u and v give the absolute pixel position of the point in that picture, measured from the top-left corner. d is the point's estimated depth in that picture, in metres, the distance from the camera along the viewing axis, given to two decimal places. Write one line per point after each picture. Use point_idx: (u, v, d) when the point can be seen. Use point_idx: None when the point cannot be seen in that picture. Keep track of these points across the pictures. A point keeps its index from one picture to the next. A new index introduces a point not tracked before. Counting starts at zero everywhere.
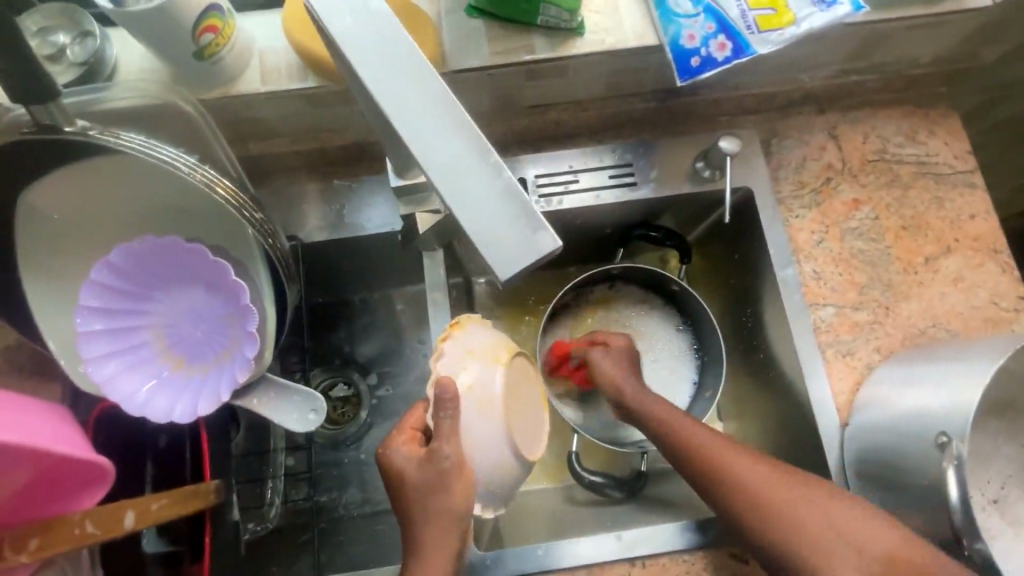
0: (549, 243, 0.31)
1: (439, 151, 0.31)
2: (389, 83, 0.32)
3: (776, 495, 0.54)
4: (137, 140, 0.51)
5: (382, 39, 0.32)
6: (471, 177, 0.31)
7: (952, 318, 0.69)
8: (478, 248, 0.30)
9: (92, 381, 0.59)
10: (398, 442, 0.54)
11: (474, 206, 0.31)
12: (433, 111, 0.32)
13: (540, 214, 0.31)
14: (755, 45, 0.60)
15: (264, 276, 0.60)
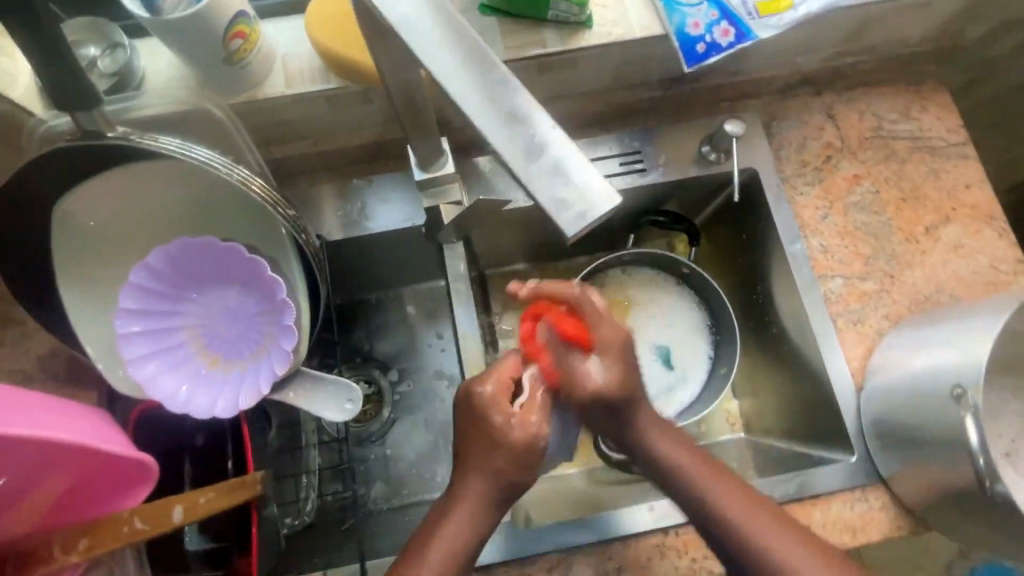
0: (608, 200, 0.33)
1: (503, 123, 0.34)
2: (448, 66, 0.35)
3: (756, 526, 0.56)
4: (173, 143, 0.53)
5: (436, 27, 0.35)
6: (533, 145, 0.34)
7: (955, 284, 0.72)
8: (544, 209, 0.33)
9: (133, 381, 0.60)
10: (491, 388, 0.57)
11: (538, 171, 0.33)
12: (493, 87, 0.34)
13: (599, 174, 0.33)
14: (757, 29, 0.64)
15: (297, 271, 0.62)
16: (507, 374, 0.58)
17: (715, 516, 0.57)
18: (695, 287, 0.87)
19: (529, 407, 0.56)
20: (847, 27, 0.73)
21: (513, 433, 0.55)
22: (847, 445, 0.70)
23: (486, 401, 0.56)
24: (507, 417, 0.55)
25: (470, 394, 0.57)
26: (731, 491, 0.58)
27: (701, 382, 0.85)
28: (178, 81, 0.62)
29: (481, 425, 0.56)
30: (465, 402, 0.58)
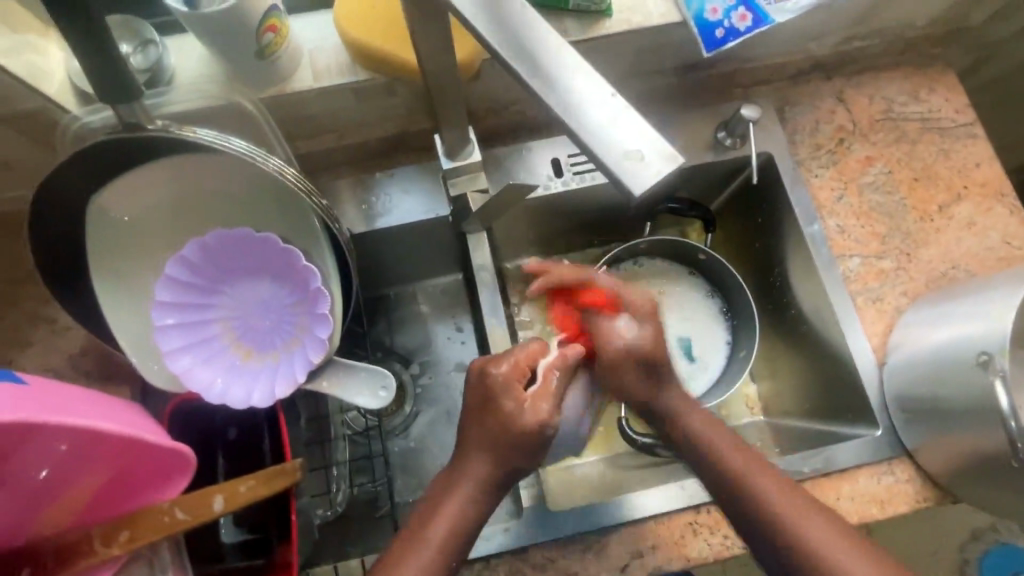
0: (670, 157, 0.33)
1: (564, 91, 0.35)
2: (510, 45, 0.37)
3: (786, 508, 0.56)
4: (209, 135, 0.54)
5: (496, 9, 0.37)
6: (593, 110, 0.35)
7: (970, 260, 0.74)
8: (608, 172, 0.33)
9: (170, 373, 0.61)
10: (504, 369, 0.58)
11: (599, 134, 0.34)
12: (552, 61, 0.36)
13: (660, 134, 0.34)
14: (773, 14, 0.66)
15: (330, 262, 0.62)
16: (523, 359, 0.59)
17: (752, 506, 0.57)
18: (711, 272, 0.89)
19: (540, 394, 0.57)
20: (857, 11, 0.74)
21: (523, 418, 0.55)
22: (870, 420, 0.71)
23: (499, 385, 0.57)
24: (519, 402, 0.56)
25: (484, 378, 0.58)
26: (766, 477, 0.58)
27: (721, 365, 0.86)
28: (207, 76, 0.63)
29: (493, 409, 0.56)
30: (477, 382, 0.59)
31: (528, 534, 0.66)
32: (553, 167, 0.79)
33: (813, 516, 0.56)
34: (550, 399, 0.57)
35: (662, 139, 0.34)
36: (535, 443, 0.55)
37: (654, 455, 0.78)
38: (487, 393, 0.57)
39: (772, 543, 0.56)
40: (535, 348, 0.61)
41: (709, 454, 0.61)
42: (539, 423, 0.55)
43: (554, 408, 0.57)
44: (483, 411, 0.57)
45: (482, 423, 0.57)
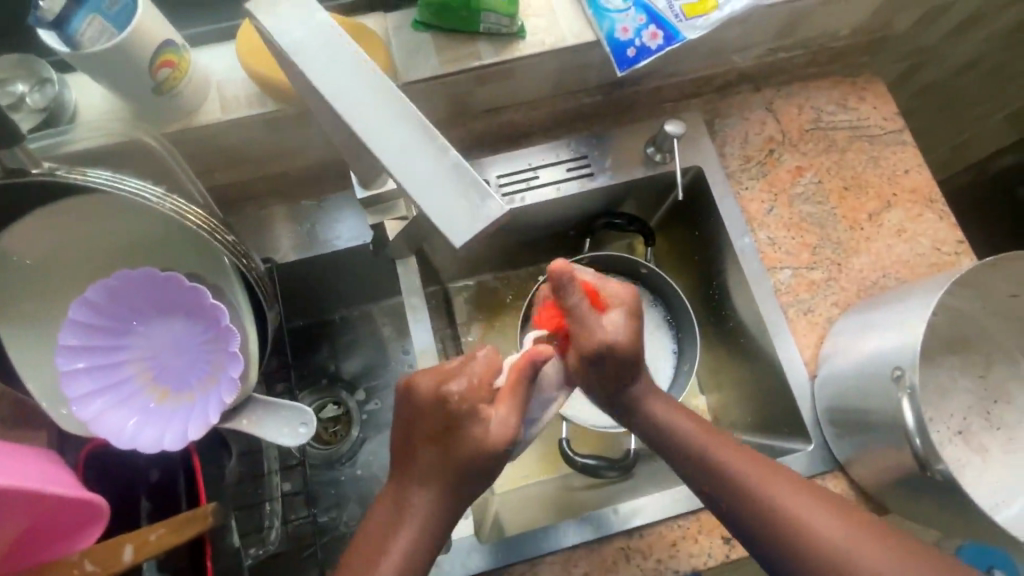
0: (498, 211, 0.33)
1: (391, 140, 0.33)
2: (334, 82, 0.34)
3: (765, 486, 0.55)
4: (102, 176, 0.53)
5: (323, 44, 0.35)
6: (421, 160, 0.33)
7: (900, 267, 0.74)
8: (431, 219, 0.32)
9: (78, 420, 0.58)
10: (460, 387, 0.52)
11: (429, 187, 0.33)
12: (382, 102, 0.34)
13: (488, 185, 0.33)
14: (684, 31, 0.66)
15: (243, 301, 0.61)
16: (480, 377, 0.54)
17: (734, 491, 0.56)
18: (658, 286, 0.87)
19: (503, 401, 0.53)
20: (777, 24, 0.75)
21: (489, 436, 0.52)
22: (804, 434, 0.71)
23: (460, 405, 0.52)
24: (485, 421, 0.52)
25: (441, 401, 0.52)
26: (745, 460, 0.57)
27: (668, 377, 0.84)
28: (113, 112, 0.62)
29: (456, 432, 0.52)
30: (430, 402, 0.53)
31: (459, 567, 0.65)
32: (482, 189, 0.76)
33: (797, 492, 0.55)
34: (515, 408, 0.53)
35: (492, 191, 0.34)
36: (499, 460, 0.53)
37: (596, 476, 0.77)
38: (449, 415, 0.52)
39: (763, 527, 0.54)
40: (493, 359, 0.55)
41: (675, 439, 0.59)
42: (508, 438, 0.52)
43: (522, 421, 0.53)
44: (444, 432, 0.53)
45: (444, 446, 0.53)
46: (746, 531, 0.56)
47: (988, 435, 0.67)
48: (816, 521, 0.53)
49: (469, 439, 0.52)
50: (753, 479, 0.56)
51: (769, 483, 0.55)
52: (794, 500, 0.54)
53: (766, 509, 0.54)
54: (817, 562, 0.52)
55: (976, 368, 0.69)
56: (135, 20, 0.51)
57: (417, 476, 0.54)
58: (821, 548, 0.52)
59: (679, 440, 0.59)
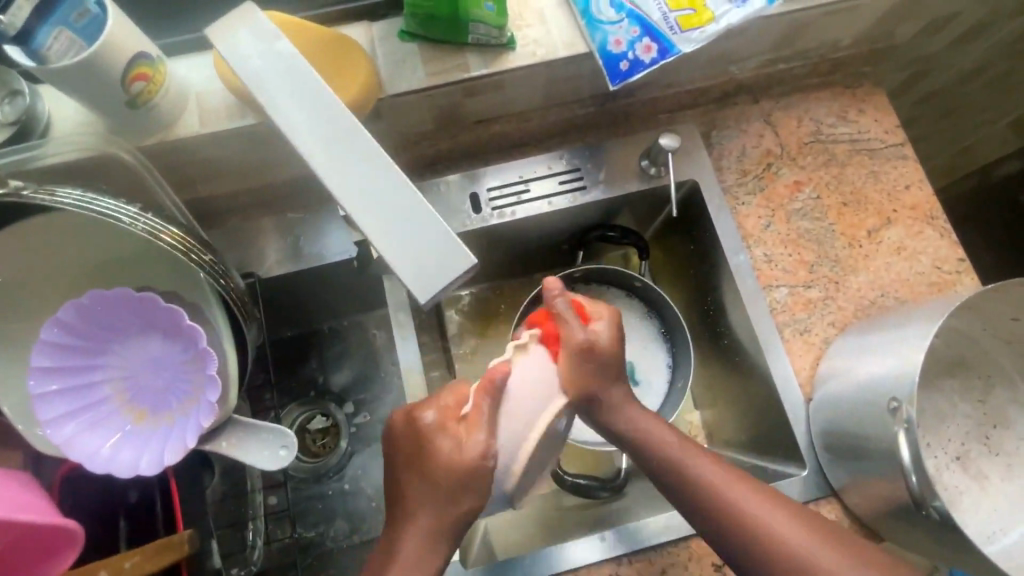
0: (465, 261, 0.34)
1: (361, 186, 0.34)
2: (300, 124, 0.35)
3: (759, 513, 0.54)
4: (73, 196, 0.52)
5: (291, 84, 0.36)
6: (392, 208, 0.34)
7: (899, 286, 0.72)
8: (398, 270, 0.33)
9: (51, 443, 0.56)
10: (432, 414, 0.53)
11: (398, 235, 0.34)
12: (353, 147, 0.35)
13: (457, 236, 0.34)
14: (679, 44, 0.63)
15: (221, 320, 0.59)
16: (450, 403, 0.54)
17: (722, 520, 0.54)
18: (654, 301, 0.84)
19: (473, 421, 0.51)
20: (775, 36, 0.72)
21: (458, 454, 0.50)
22: (799, 458, 0.69)
23: (430, 432, 0.52)
24: (456, 441, 0.51)
25: (412, 425, 0.53)
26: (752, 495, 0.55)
27: (662, 393, 0.82)
28: (88, 124, 0.59)
29: (427, 456, 0.52)
30: (406, 431, 0.54)
31: None
32: (471, 202, 0.74)
33: (802, 531, 0.53)
34: (485, 428, 0.51)
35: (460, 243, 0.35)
36: (476, 475, 0.51)
37: (587, 496, 0.75)
38: (419, 444, 0.53)
39: (750, 560, 0.53)
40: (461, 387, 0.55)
41: (650, 452, 0.58)
42: (480, 453, 0.50)
43: (494, 439, 0.51)
44: (418, 454, 0.52)
45: (420, 475, 0.52)
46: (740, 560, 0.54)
47: (986, 460, 0.65)
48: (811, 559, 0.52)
49: (437, 461, 0.51)
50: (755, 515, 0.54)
51: (773, 517, 0.54)
52: (790, 527, 0.53)
53: (759, 544, 0.53)
54: None
55: (976, 392, 0.67)
56: (106, 33, 0.49)
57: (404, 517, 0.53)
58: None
59: (653, 449, 0.58)
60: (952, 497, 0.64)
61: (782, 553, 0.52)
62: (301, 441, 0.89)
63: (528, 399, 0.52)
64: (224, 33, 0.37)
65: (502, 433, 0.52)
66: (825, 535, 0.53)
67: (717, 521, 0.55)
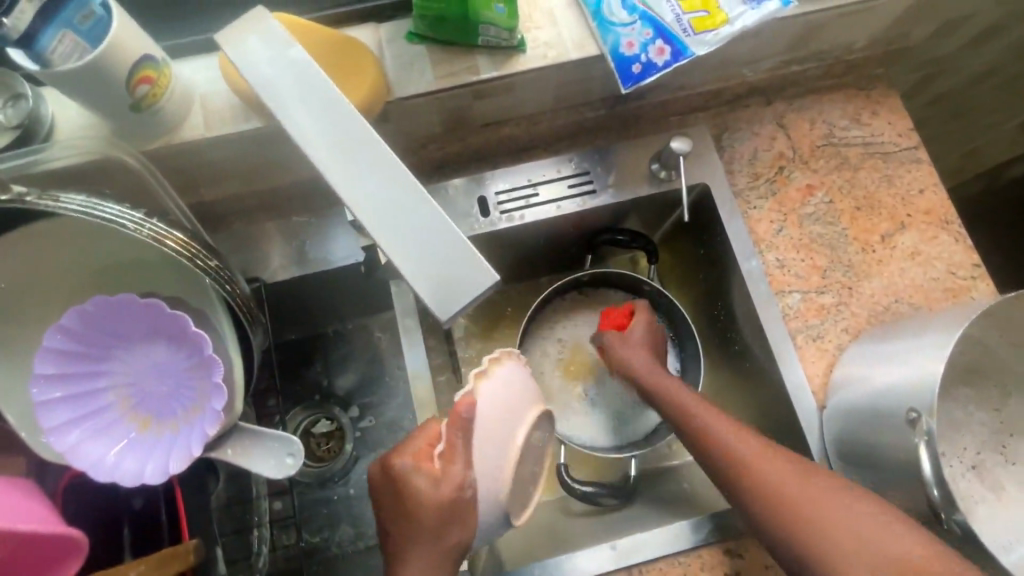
0: (485, 276, 0.34)
1: (376, 200, 0.34)
2: (313, 136, 0.35)
3: (773, 470, 0.57)
4: (77, 201, 0.51)
5: (301, 91, 0.35)
6: (409, 221, 0.34)
7: (914, 292, 0.71)
8: (417, 286, 0.33)
9: (55, 450, 0.55)
10: (407, 459, 0.51)
11: (415, 250, 0.34)
12: (368, 159, 0.34)
13: (475, 250, 0.34)
14: (692, 46, 0.62)
15: (226, 327, 0.59)
16: (424, 445, 0.51)
17: (737, 473, 0.58)
18: (663, 306, 0.83)
19: (448, 457, 0.50)
20: (789, 37, 0.71)
21: (436, 493, 0.49)
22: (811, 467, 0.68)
23: (407, 475, 0.50)
24: (432, 481, 0.49)
25: (387, 471, 0.51)
26: (766, 462, 0.58)
27: None
28: (92, 126, 0.59)
29: (407, 498, 0.50)
30: (384, 479, 0.52)
31: None
32: (479, 206, 0.73)
33: (822, 491, 0.55)
34: (460, 462, 0.50)
35: (479, 257, 0.34)
36: (457, 508, 0.50)
37: (594, 503, 0.75)
38: (398, 490, 0.51)
39: (761, 516, 0.56)
40: (434, 426, 0.53)
41: (669, 406, 0.66)
42: (456, 486, 0.49)
43: (470, 469, 0.50)
44: (400, 500, 0.51)
45: (403, 518, 0.51)
46: (760, 521, 0.56)
47: (1002, 469, 0.64)
48: (817, 512, 0.54)
49: (416, 504, 0.50)
50: (769, 478, 0.57)
51: (777, 473, 0.57)
52: (808, 486, 0.55)
53: (767, 498, 0.56)
54: (835, 546, 0.52)
55: (992, 401, 0.66)
56: (111, 35, 0.49)
57: (410, 539, 0.51)
58: (842, 539, 0.52)
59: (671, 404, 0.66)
60: (968, 507, 0.62)
61: (800, 510, 0.54)
62: (306, 445, 0.88)
63: (496, 422, 0.52)
64: (232, 39, 0.36)
65: (479, 461, 0.51)
66: (850, 497, 0.54)
67: (731, 473, 0.59)
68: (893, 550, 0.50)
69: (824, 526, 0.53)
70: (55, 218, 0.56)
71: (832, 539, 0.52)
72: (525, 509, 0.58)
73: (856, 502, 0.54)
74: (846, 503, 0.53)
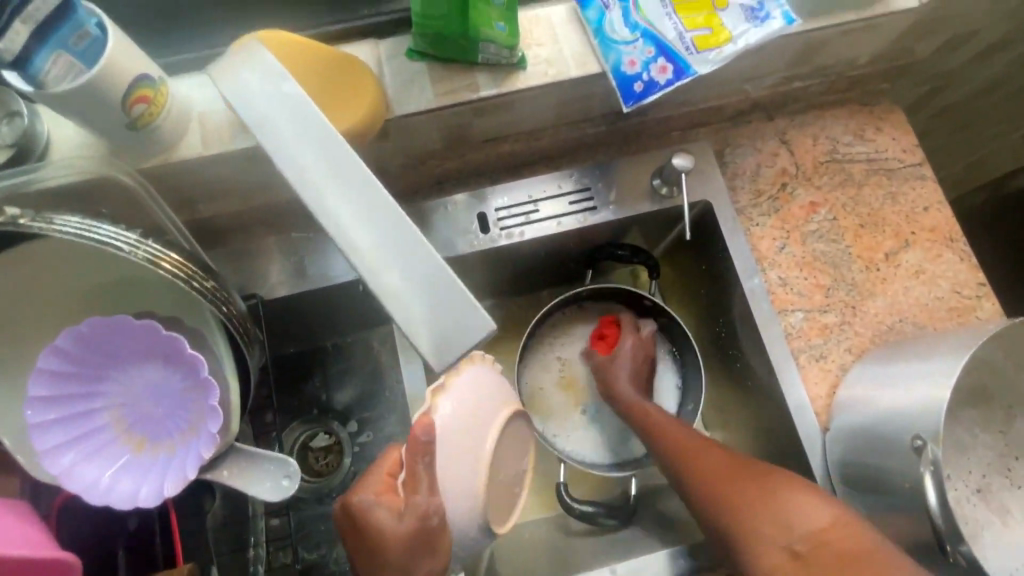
0: (484, 325, 0.33)
1: (374, 243, 0.34)
2: (310, 176, 0.34)
3: (714, 467, 0.62)
4: (71, 223, 0.50)
5: (299, 130, 0.35)
6: (407, 267, 0.33)
7: (918, 311, 0.70)
8: (412, 332, 0.33)
9: (48, 473, 0.54)
10: (368, 495, 0.50)
11: (412, 296, 0.33)
12: (366, 201, 0.34)
13: (475, 297, 0.33)
14: (696, 65, 0.61)
15: (223, 348, 0.58)
16: (387, 473, 0.52)
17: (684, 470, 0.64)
18: (663, 321, 0.82)
19: (411, 485, 0.49)
20: (792, 53, 0.71)
21: (400, 525, 0.48)
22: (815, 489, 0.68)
23: (368, 511, 0.49)
24: (393, 513, 0.48)
25: (349, 511, 0.50)
26: (707, 460, 0.63)
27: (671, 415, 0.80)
28: (88, 145, 0.58)
29: (370, 535, 0.49)
30: (347, 520, 0.51)
31: None
32: (479, 222, 0.72)
33: (758, 481, 0.59)
34: (425, 488, 0.48)
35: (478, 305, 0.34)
36: (425, 537, 0.48)
37: (593, 523, 0.74)
38: (361, 529, 0.49)
39: (706, 511, 0.61)
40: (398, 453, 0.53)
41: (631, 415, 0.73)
42: (420, 516, 0.48)
43: (436, 497, 0.48)
44: (365, 538, 0.49)
45: (370, 554, 0.49)
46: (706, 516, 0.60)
47: (1009, 493, 0.63)
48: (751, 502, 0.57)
49: (380, 540, 0.48)
50: (710, 475, 0.62)
51: (715, 468, 0.62)
52: (744, 478, 0.59)
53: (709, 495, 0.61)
54: (771, 533, 0.55)
55: (999, 423, 0.65)
56: (106, 57, 0.48)
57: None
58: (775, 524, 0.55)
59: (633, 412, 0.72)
60: (972, 531, 0.61)
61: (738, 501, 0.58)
62: (304, 460, 0.87)
63: (460, 436, 0.51)
64: (228, 72, 0.36)
65: (447, 479, 0.50)
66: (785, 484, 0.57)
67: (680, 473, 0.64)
68: (815, 526, 0.54)
69: (759, 515, 0.56)
70: (50, 238, 0.55)
71: (763, 522, 0.56)
72: (514, 513, 0.58)
73: (790, 488, 0.57)
74: (781, 490, 0.57)
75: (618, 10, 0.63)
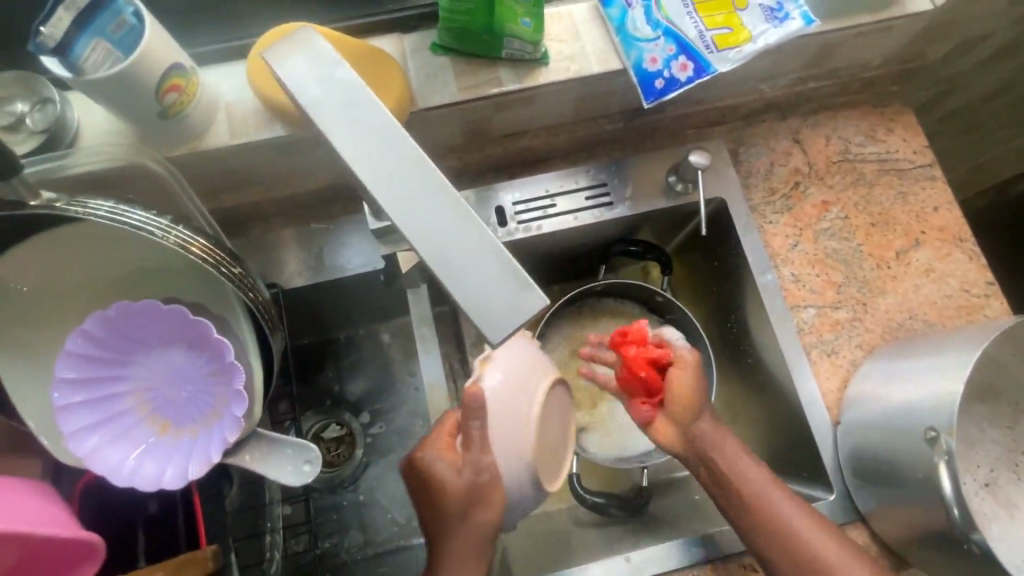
0: (535, 301, 0.34)
1: (427, 224, 0.34)
2: (363, 158, 0.35)
3: (775, 505, 0.59)
4: (104, 208, 0.51)
5: (348, 113, 0.35)
6: (460, 247, 0.34)
7: (927, 308, 0.72)
8: (467, 311, 0.34)
9: (74, 455, 0.55)
10: (432, 451, 0.53)
11: (466, 275, 0.34)
12: (419, 183, 0.35)
13: (528, 274, 0.34)
14: (715, 63, 0.63)
15: (249, 334, 0.59)
16: (448, 433, 0.54)
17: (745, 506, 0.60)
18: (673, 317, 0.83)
19: (468, 444, 0.51)
20: (808, 54, 0.72)
21: (454, 480, 0.51)
22: (825, 481, 0.69)
23: (431, 464, 0.52)
24: (452, 468, 0.52)
25: (412, 467, 0.53)
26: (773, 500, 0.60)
27: None
28: (118, 132, 0.59)
29: (432, 488, 0.52)
30: (411, 475, 0.54)
31: None
32: (496, 215, 0.73)
33: (804, 520, 0.59)
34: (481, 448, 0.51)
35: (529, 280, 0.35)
36: (479, 491, 0.51)
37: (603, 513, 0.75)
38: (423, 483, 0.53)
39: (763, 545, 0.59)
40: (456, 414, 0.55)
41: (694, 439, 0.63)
42: (475, 471, 0.51)
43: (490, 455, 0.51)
44: (424, 492, 0.53)
45: (431, 506, 0.53)
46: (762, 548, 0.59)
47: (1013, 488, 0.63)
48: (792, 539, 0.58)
49: (441, 492, 0.51)
50: (770, 512, 0.59)
51: (775, 508, 0.59)
52: (792, 516, 0.59)
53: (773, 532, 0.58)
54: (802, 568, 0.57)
55: (1007, 419, 0.66)
56: (143, 43, 0.49)
57: (449, 527, 0.52)
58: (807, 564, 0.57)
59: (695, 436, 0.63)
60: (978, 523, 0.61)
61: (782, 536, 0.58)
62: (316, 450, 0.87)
63: (509, 403, 0.52)
64: (280, 56, 0.37)
65: (500, 441, 0.51)
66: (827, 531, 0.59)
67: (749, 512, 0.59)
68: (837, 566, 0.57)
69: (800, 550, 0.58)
70: (80, 222, 0.56)
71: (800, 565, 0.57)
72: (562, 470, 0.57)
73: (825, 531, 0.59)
74: (816, 530, 0.59)
75: (640, 9, 0.64)
